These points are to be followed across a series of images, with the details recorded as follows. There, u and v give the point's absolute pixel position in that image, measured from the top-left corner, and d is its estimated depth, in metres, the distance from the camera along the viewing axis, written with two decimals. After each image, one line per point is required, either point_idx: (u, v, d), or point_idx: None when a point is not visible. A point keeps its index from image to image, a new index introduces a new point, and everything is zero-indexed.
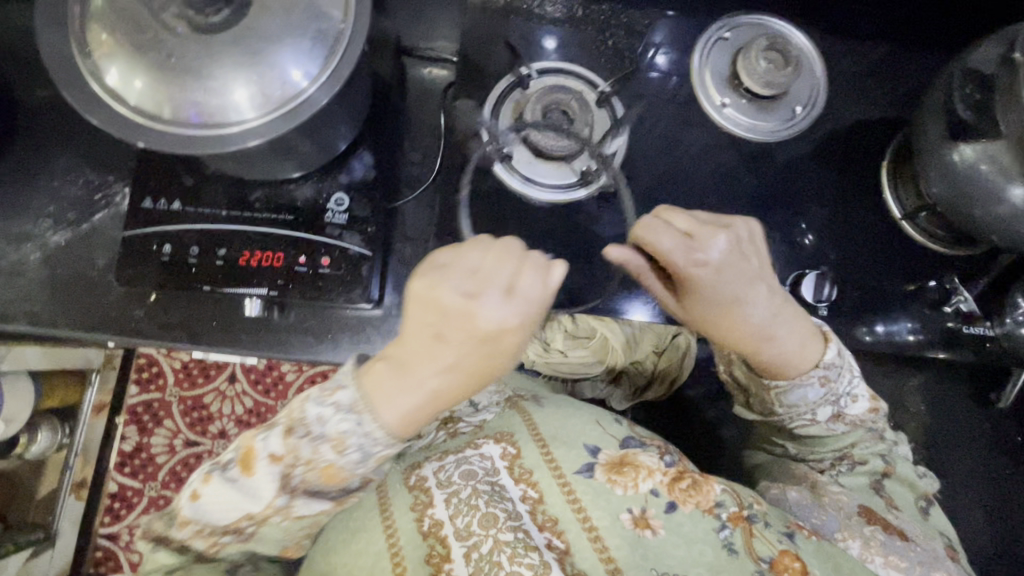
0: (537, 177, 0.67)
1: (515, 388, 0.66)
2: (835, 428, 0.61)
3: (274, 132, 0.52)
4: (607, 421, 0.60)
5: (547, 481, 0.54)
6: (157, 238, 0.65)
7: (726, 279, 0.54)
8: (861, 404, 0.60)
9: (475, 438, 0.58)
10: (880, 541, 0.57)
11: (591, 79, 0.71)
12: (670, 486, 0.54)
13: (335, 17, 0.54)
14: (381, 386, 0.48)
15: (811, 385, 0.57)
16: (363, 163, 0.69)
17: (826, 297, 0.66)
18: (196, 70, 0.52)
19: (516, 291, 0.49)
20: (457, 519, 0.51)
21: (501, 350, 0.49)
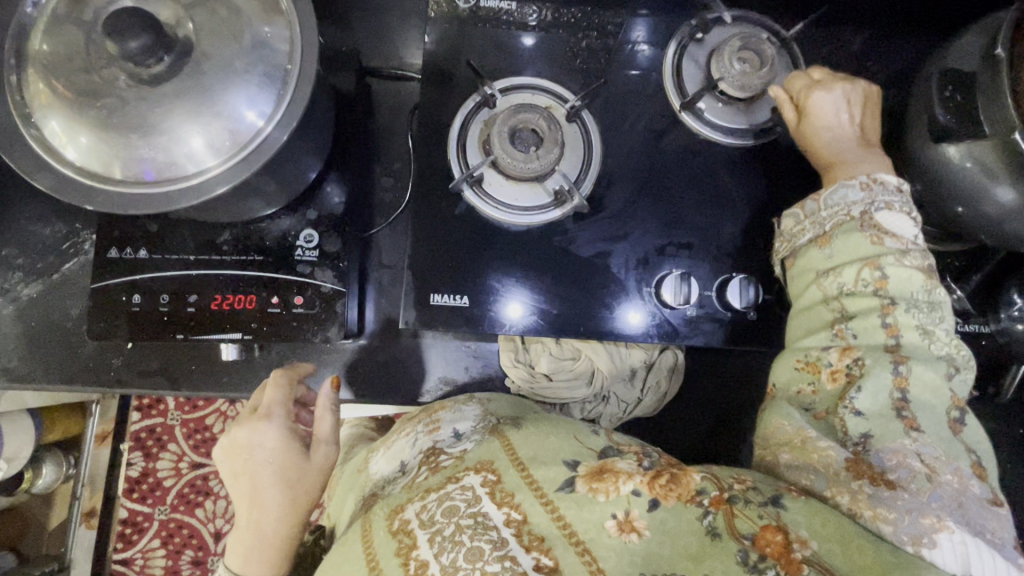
0: (508, 200, 0.65)
1: (498, 415, 0.62)
2: (871, 243, 0.53)
3: (233, 177, 0.50)
4: (585, 433, 0.55)
5: (529, 500, 0.48)
6: (126, 287, 0.63)
7: (846, 113, 0.60)
8: (903, 222, 0.53)
9: (456, 472, 0.53)
10: (869, 494, 0.45)
11: (558, 92, 0.68)
12: (649, 484, 0.47)
13: (283, 53, 0.52)
14: (242, 550, 0.58)
15: (850, 184, 0.55)
16: (336, 193, 0.68)
17: (751, 300, 0.64)
18: (142, 121, 0.50)
19: (272, 415, 0.59)
20: (441, 557, 0.45)
21: (304, 477, 0.58)
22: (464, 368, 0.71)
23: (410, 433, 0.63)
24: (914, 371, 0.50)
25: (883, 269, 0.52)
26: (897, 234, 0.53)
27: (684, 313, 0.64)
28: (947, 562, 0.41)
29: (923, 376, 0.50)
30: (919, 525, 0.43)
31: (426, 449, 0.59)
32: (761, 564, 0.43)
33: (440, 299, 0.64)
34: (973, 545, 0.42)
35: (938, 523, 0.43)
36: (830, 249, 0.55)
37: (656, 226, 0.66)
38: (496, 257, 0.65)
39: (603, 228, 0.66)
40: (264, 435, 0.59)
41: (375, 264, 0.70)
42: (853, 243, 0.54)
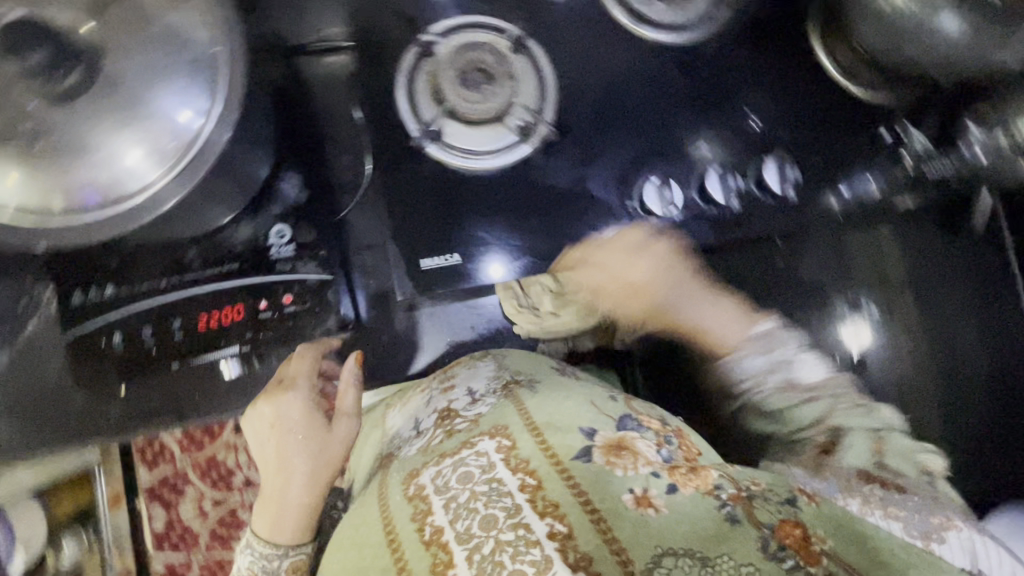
0: (474, 147, 0.63)
1: (514, 371, 0.71)
2: (789, 391, 0.75)
3: (188, 187, 0.47)
4: (600, 400, 0.67)
5: (545, 467, 0.59)
6: (102, 330, 0.60)
7: (662, 274, 0.70)
8: (811, 369, 0.76)
9: (470, 437, 0.64)
10: (882, 497, 0.66)
11: (496, 25, 0.65)
12: (670, 471, 0.60)
13: (204, 40, 0.48)
14: (269, 520, 0.73)
15: (751, 358, 0.75)
16: (292, 185, 0.64)
17: (734, 188, 0.65)
18: (74, 133, 0.47)
19: (297, 385, 0.67)
20: (457, 523, 0.56)
21: (328, 443, 0.72)
22: (472, 327, 0.73)
23: (424, 391, 0.72)
24: (848, 439, 0.72)
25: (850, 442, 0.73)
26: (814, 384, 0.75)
27: (672, 218, 0.65)
28: (956, 554, 0.62)
29: (897, 449, 0.74)
30: (931, 524, 0.64)
31: (443, 410, 0.69)
32: (782, 553, 0.56)
33: (431, 262, 0.63)
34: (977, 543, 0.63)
35: (947, 523, 0.64)
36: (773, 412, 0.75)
37: (624, 141, 0.65)
38: (476, 208, 0.64)
39: (573, 155, 0.65)
40: (290, 406, 0.68)
41: (350, 248, 0.64)
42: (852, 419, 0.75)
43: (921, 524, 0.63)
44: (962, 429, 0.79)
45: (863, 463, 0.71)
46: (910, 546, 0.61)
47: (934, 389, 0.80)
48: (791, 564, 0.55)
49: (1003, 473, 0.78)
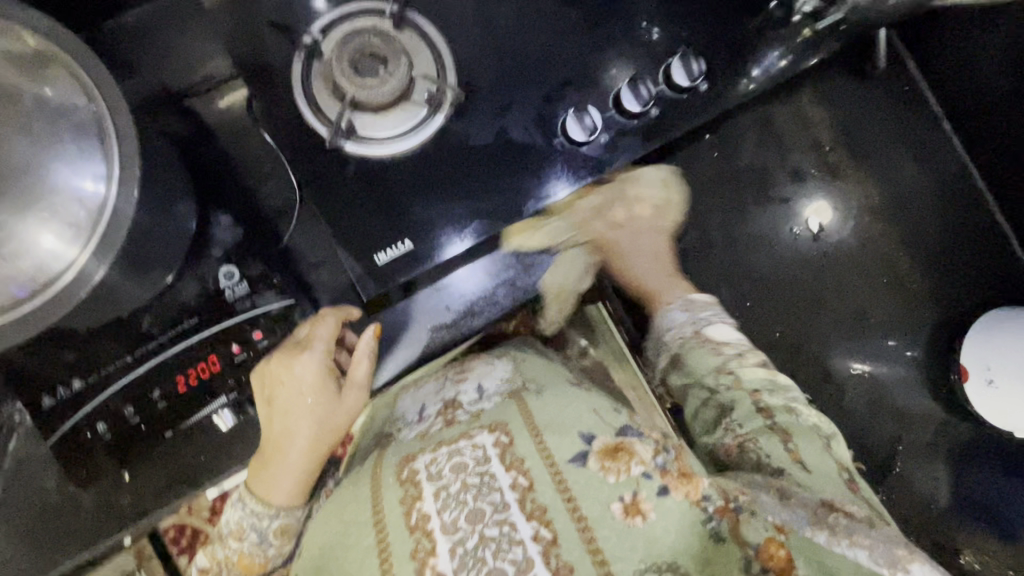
0: (390, 131, 0.63)
1: (524, 377, 0.65)
2: (713, 354, 0.66)
3: (106, 252, 0.45)
4: (605, 410, 0.60)
5: (541, 471, 0.53)
6: (83, 424, 0.58)
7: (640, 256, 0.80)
8: (725, 332, 0.69)
9: (470, 429, 0.58)
10: (864, 522, 0.58)
11: (373, 7, 0.64)
12: (662, 474, 0.53)
13: (80, 102, 0.46)
14: (261, 477, 0.64)
15: (674, 311, 0.73)
16: (225, 226, 0.63)
17: (648, 96, 0.65)
18: (5, 230, 0.47)
19: (312, 347, 0.62)
20: (444, 512, 0.51)
21: (339, 408, 0.66)
22: (446, 307, 0.68)
23: (440, 378, 0.68)
24: (805, 463, 0.58)
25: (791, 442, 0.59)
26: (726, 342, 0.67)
27: (600, 142, 0.66)
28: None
29: (810, 449, 0.58)
30: (903, 554, 0.55)
31: (449, 399, 0.63)
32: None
33: (385, 255, 0.63)
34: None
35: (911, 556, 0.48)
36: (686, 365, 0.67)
37: (531, 84, 0.66)
38: (412, 190, 0.64)
39: (489, 113, 0.65)
40: (303, 368, 0.62)
41: (304, 267, 0.65)
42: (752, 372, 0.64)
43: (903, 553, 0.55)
44: (922, 260, 0.83)
45: (813, 475, 0.56)
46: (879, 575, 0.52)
47: (889, 226, 0.84)
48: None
49: (972, 289, 0.81)
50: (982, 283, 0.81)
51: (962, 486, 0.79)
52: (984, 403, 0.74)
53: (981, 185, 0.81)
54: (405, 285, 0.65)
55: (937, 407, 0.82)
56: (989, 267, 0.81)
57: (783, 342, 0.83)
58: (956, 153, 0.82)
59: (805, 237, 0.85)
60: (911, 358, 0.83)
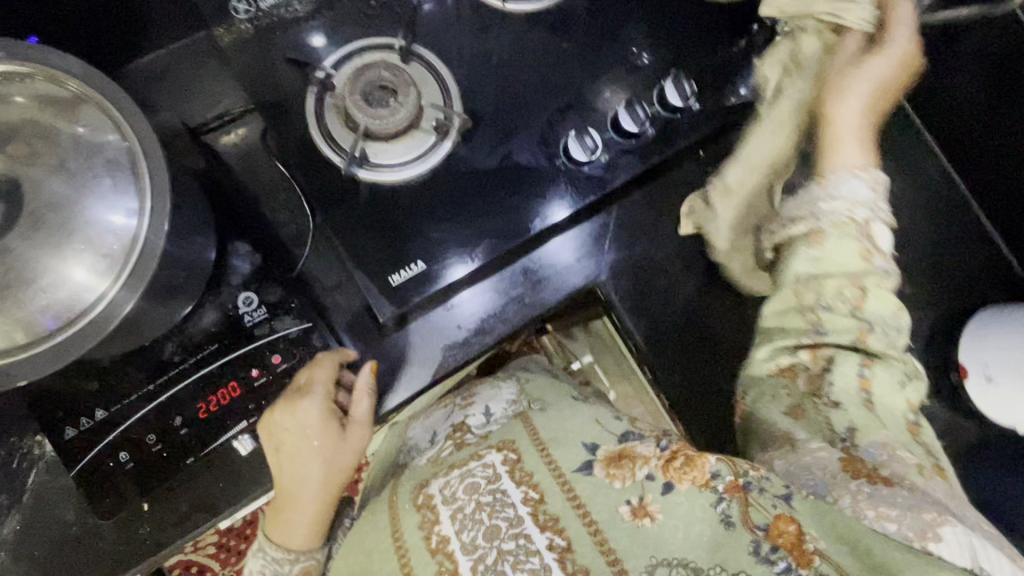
0: (400, 158, 0.66)
1: (530, 398, 0.68)
2: (861, 256, 0.53)
3: (140, 281, 0.47)
4: (606, 419, 0.61)
5: (547, 480, 0.53)
6: (107, 451, 0.59)
7: (855, 75, 0.60)
8: (883, 237, 0.55)
9: (479, 450, 0.59)
10: (870, 495, 0.48)
11: (382, 43, 0.68)
12: (664, 468, 0.50)
13: (113, 140, 0.49)
14: (279, 518, 0.64)
15: (860, 180, 0.55)
16: (243, 256, 0.65)
17: (644, 117, 0.69)
18: (35, 261, 0.48)
19: (313, 391, 0.61)
20: (462, 533, 0.51)
21: (345, 449, 0.64)
22: (457, 327, 0.70)
23: (447, 407, 0.72)
24: (876, 372, 0.54)
25: (866, 289, 0.53)
26: (883, 251, 0.54)
27: (600, 162, 0.69)
28: (956, 555, 0.44)
29: (887, 380, 0.54)
30: (922, 520, 0.45)
31: (457, 423, 0.67)
32: (773, 553, 0.45)
33: (399, 277, 0.65)
34: (978, 543, 0.45)
35: (941, 516, 0.45)
36: (821, 251, 0.54)
37: (533, 109, 0.69)
38: (423, 214, 0.66)
39: (493, 138, 0.68)
40: (306, 412, 0.61)
41: (320, 292, 0.67)
42: (848, 249, 0.53)
43: (914, 514, 0.46)
44: (914, 265, 0.86)
45: (872, 412, 0.53)
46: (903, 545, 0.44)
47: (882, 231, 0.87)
48: (783, 567, 0.44)
49: (964, 291, 0.84)
50: (972, 285, 0.84)
51: (966, 482, 0.82)
52: (981, 398, 0.77)
53: (963, 188, 0.85)
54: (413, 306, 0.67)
55: (940, 408, 0.84)
56: (976, 270, 0.84)
57: None
58: (939, 163, 0.86)
59: None
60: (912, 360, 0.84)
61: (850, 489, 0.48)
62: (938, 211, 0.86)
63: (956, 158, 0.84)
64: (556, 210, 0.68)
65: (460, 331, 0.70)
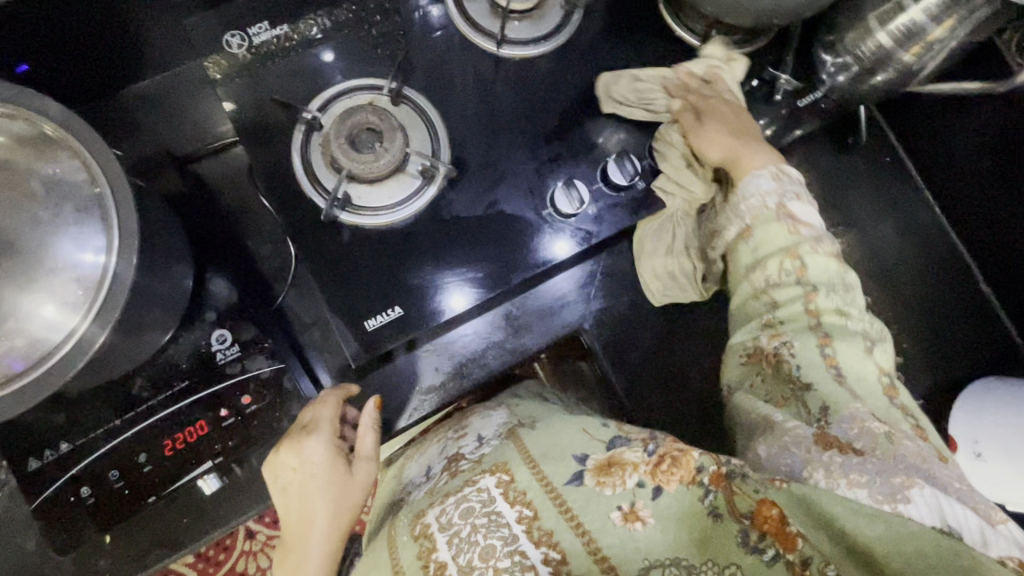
0: (383, 204, 0.65)
1: (519, 417, 0.63)
2: (787, 231, 0.56)
3: (106, 323, 0.46)
4: (593, 427, 0.53)
5: (540, 496, 0.47)
6: (68, 486, 0.59)
7: (735, 112, 0.66)
8: (810, 210, 0.57)
9: (473, 474, 0.52)
10: (840, 463, 0.44)
11: (374, 84, 0.68)
12: (652, 474, 0.45)
13: (84, 182, 0.49)
14: None
15: (762, 175, 0.59)
16: (223, 287, 0.65)
17: (635, 171, 0.68)
18: (3, 304, 0.48)
19: (318, 428, 0.59)
20: (459, 558, 0.45)
21: (354, 488, 0.57)
22: (435, 370, 0.70)
23: (440, 441, 0.66)
24: (839, 347, 0.52)
25: (802, 258, 0.55)
26: (808, 223, 0.57)
27: (589, 214, 0.68)
28: (926, 516, 0.40)
29: (848, 352, 0.52)
30: (891, 483, 0.42)
31: (451, 454, 0.61)
32: (761, 542, 0.41)
33: (375, 322, 0.64)
34: (945, 503, 0.41)
35: (909, 480, 0.42)
36: (753, 240, 0.58)
37: (524, 155, 0.68)
38: (406, 260, 0.66)
39: (481, 184, 0.67)
40: (312, 449, 0.58)
41: (297, 328, 0.68)
42: (772, 232, 0.57)
43: (883, 480, 0.42)
44: (911, 322, 0.84)
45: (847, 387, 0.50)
46: (871, 516, 0.40)
47: (880, 287, 0.85)
48: (772, 555, 0.40)
49: (958, 355, 0.82)
50: (971, 345, 0.82)
51: None
52: (971, 472, 0.74)
53: (961, 249, 0.84)
54: (393, 348, 0.66)
55: None
56: (974, 334, 0.82)
57: None
58: (939, 221, 0.85)
59: None
60: None
61: (823, 460, 0.44)
62: (936, 268, 0.84)
63: (956, 215, 0.83)
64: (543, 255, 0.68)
65: (443, 364, 0.70)
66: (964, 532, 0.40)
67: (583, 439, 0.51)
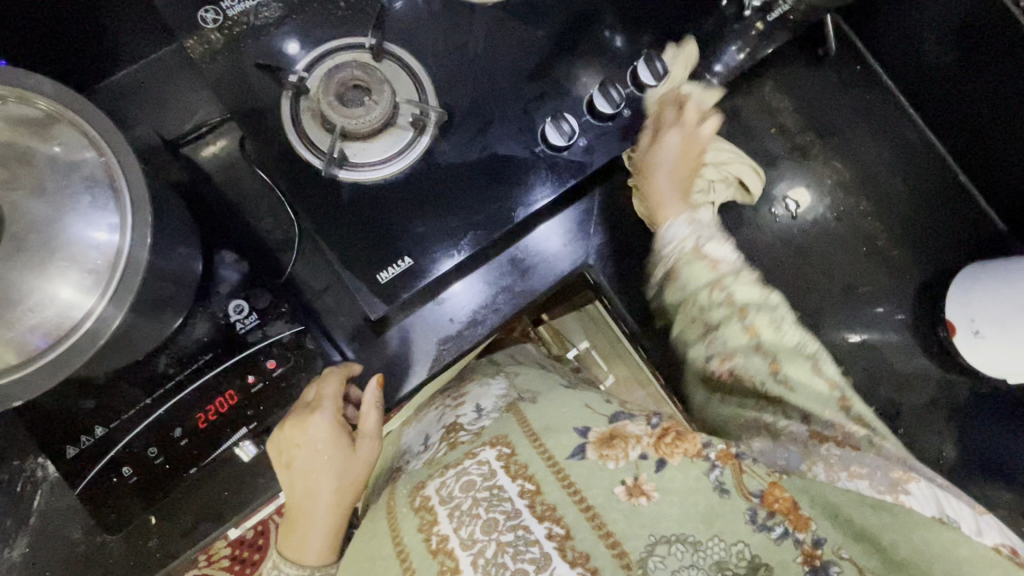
0: (380, 157, 0.67)
1: (520, 390, 0.66)
2: (710, 269, 0.62)
3: (127, 297, 0.48)
4: (597, 403, 0.61)
5: (543, 471, 0.52)
6: (107, 468, 0.59)
7: (664, 173, 0.69)
8: (722, 247, 0.63)
9: (473, 448, 0.57)
10: (841, 457, 0.56)
11: (355, 43, 0.68)
12: (655, 445, 0.53)
13: (88, 157, 0.50)
14: (294, 541, 0.62)
15: (677, 222, 0.65)
16: (229, 264, 0.65)
17: (619, 99, 0.69)
18: (17, 282, 0.48)
19: (323, 404, 0.61)
20: (460, 530, 0.49)
21: (356, 463, 0.63)
22: (450, 319, 0.70)
23: (438, 407, 0.69)
24: (789, 372, 0.60)
25: (749, 319, 0.61)
26: (723, 260, 0.63)
27: (579, 146, 0.70)
28: (923, 504, 0.52)
29: (800, 377, 0.60)
30: (892, 477, 0.55)
31: (449, 424, 0.63)
32: (770, 520, 0.50)
33: (387, 274, 0.66)
34: (942, 495, 0.54)
35: (907, 475, 0.55)
36: (682, 276, 0.64)
37: (510, 98, 0.70)
38: (408, 211, 0.67)
39: (470, 131, 0.69)
40: (317, 427, 0.61)
41: (311, 295, 0.69)
42: (697, 269, 0.63)
43: (884, 473, 0.55)
44: (896, 224, 0.87)
45: (804, 397, 0.59)
46: (875, 501, 0.52)
47: (863, 194, 0.88)
48: (780, 532, 0.49)
49: (948, 249, 0.86)
50: (955, 237, 0.86)
51: (967, 440, 0.83)
52: (970, 351, 0.78)
53: (939, 146, 0.87)
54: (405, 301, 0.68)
55: (932, 366, 0.85)
56: (959, 227, 0.86)
57: None
58: (914, 123, 0.88)
59: (784, 217, 0.87)
60: (901, 318, 0.86)
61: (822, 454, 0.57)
62: (916, 170, 0.87)
63: (929, 115, 0.86)
64: (541, 191, 0.69)
65: (452, 322, 0.70)
66: (961, 521, 0.51)
67: (587, 413, 0.58)
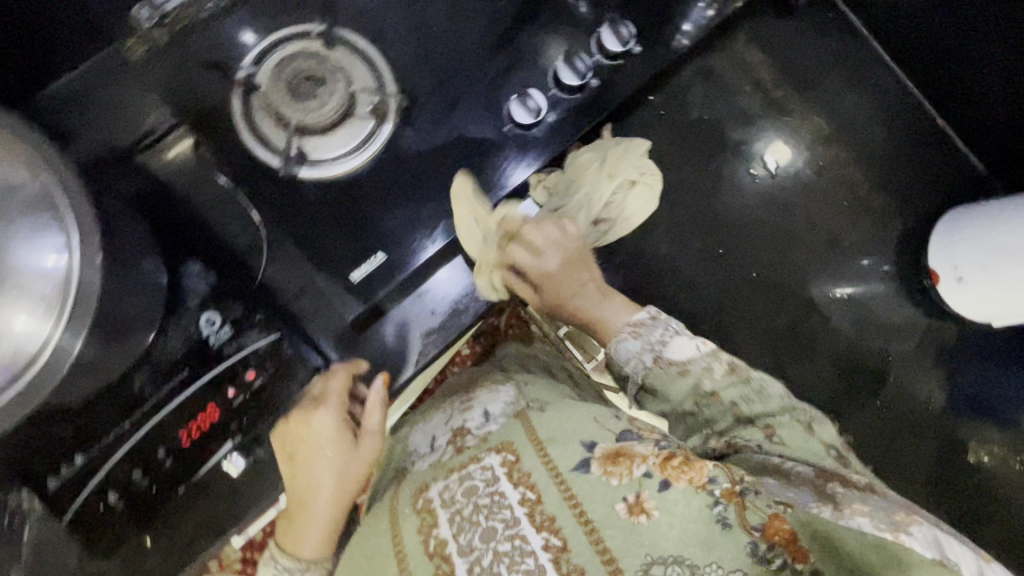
0: (341, 150, 0.64)
1: (531, 399, 0.64)
2: (681, 376, 0.57)
3: (84, 326, 0.46)
4: (605, 417, 0.58)
5: (545, 480, 0.52)
6: (92, 497, 0.57)
7: (568, 286, 0.68)
8: (683, 347, 0.58)
9: (479, 453, 0.57)
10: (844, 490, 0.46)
11: (302, 31, 0.65)
12: (661, 466, 0.50)
13: (25, 181, 0.47)
14: (294, 533, 0.64)
15: (625, 337, 0.61)
16: (195, 274, 0.60)
17: (584, 69, 0.67)
18: None
19: (328, 401, 0.63)
20: (460, 535, 0.51)
21: (357, 459, 0.65)
22: (431, 311, 0.68)
23: (446, 412, 0.68)
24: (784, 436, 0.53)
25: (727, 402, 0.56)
26: (687, 359, 0.57)
27: (547, 123, 0.68)
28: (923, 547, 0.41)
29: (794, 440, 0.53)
30: (892, 512, 0.43)
31: (455, 427, 0.63)
32: (769, 552, 0.46)
33: (359, 273, 0.65)
34: (943, 536, 0.42)
35: (909, 516, 0.43)
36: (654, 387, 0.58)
37: (474, 76, 0.67)
38: (376, 205, 0.65)
39: (433, 116, 0.66)
40: (321, 424, 0.63)
41: (287, 299, 0.65)
42: (664, 378, 0.58)
43: (885, 511, 0.44)
44: (876, 175, 0.86)
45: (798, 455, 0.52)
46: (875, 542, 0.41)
47: (841, 147, 0.87)
48: (779, 563, 0.46)
49: (930, 197, 0.85)
50: (937, 183, 0.85)
51: (956, 384, 0.84)
52: (952, 296, 0.78)
53: (915, 93, 0.86)
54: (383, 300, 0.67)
55: (919, 315, 0.85)
56: (941, 173, 0.85)
57: (759, 277, 0.86)
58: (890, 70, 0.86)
59: (762, 176, 0.87)
60: (885, 269, 0.86)
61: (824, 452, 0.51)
62: (895, 118, 0.86)
63: (904, 61, 0.84)
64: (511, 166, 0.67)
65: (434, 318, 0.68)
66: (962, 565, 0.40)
67: (595, 428, 0.56)
